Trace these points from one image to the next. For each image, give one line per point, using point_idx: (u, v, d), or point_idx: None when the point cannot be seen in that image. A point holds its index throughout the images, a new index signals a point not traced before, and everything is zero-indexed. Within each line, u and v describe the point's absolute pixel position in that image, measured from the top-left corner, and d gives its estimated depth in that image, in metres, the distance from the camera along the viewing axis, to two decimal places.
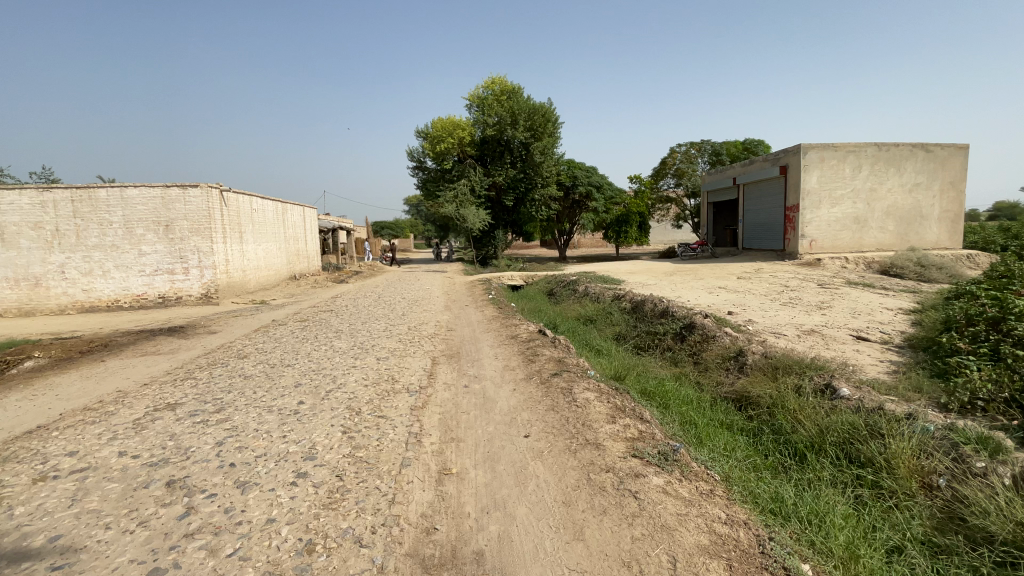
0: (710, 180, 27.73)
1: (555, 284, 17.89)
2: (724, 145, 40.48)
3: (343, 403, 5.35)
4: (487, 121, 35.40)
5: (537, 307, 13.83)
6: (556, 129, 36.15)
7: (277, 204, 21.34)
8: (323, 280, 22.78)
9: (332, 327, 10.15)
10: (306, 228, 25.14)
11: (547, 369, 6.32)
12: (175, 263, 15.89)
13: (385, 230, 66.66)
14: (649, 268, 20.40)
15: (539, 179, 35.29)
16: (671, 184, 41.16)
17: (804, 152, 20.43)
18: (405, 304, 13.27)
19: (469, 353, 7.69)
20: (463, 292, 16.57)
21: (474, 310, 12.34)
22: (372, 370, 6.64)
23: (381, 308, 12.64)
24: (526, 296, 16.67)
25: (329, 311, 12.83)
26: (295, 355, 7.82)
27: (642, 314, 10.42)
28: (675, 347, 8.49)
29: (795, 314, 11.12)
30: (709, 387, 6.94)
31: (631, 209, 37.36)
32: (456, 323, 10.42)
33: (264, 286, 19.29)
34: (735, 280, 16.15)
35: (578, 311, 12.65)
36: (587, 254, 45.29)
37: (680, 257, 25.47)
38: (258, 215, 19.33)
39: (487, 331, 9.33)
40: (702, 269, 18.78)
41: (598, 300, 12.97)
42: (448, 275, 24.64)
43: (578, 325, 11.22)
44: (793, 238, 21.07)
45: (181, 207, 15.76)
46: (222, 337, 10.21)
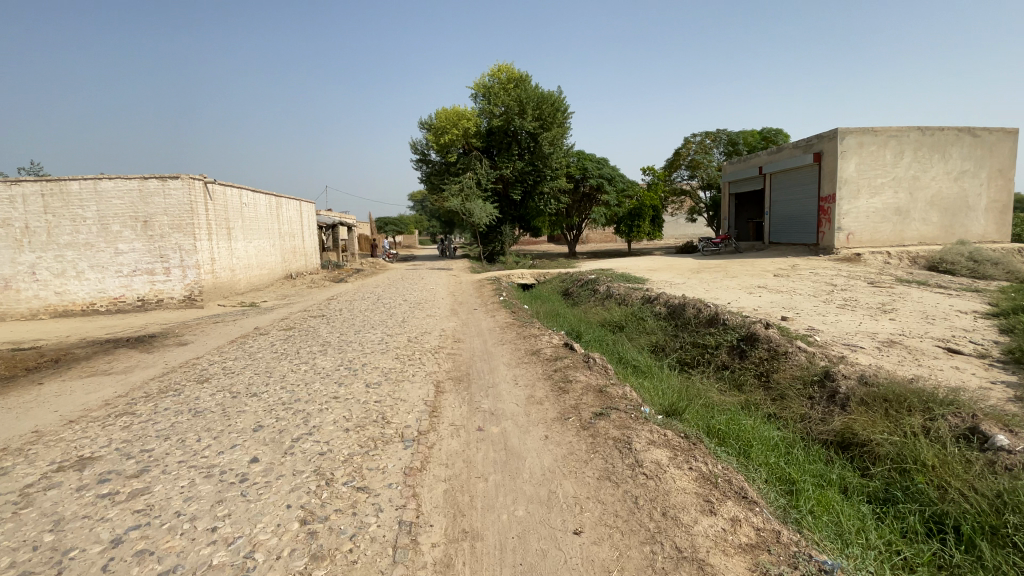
0: (732, 170, 25.95)
1: (571, 283, 16.29)
2: (742, 134, 38.54)
3: (311, 463, 3.82)
4: (494, 111, 33.79)
5: (553, 310, 12.35)
6: (566, 119, 34.50)
7: (270, 198, 19.85)
8: (320, 279, 21.31)
9: (320, 338, 8.63)
10: (304, 224, 23.68)
11: (586, 404, 4.77)
12: (155, 262, 14.41)
13: (388, 226, 64.94)
14: (673, 265, 18.73)
15: (548, 172, 33.91)
16: (686, 175, 39.33)
17: (842, 137, 18.67)
18: (405, 308, 11.71)
19: (482, 376, 6.14)
20: (471, 293, 15.01)
21: (484, 315, 10.79)
22: (357, 404, 5.12)
23: (379, 313, 11.11)
24: (539, 295, 15.24)
25: (320, 316, 11.28)
26: (267, 378, 6.30)
27: (681, 319, 8.89)
28: (731, 364, 6.99)
29: (860, 319, 9.50)
30: (790, 423, 5.46)
31: (645, 202, 35.62)
32: (465, 332, 8.87)
33: (256, 287, 17.83)
34: (773, 278, 14.51)
35: (601, 314, 11.18)
36: (597, 250, 43.58)
37: (702, 252, 23.72)
38: (249, 210, 17.87)
39: (502, 344, 7.79)
40: (732, 266, 17.12)
41: (624, 301, 11.47)
42: (454, 273, 23.11)
43: (605, 333, 9.66)
44: (828, 231, 19.35)
45: (161, 200, 14.27)
46: (191, 351, 8.67)
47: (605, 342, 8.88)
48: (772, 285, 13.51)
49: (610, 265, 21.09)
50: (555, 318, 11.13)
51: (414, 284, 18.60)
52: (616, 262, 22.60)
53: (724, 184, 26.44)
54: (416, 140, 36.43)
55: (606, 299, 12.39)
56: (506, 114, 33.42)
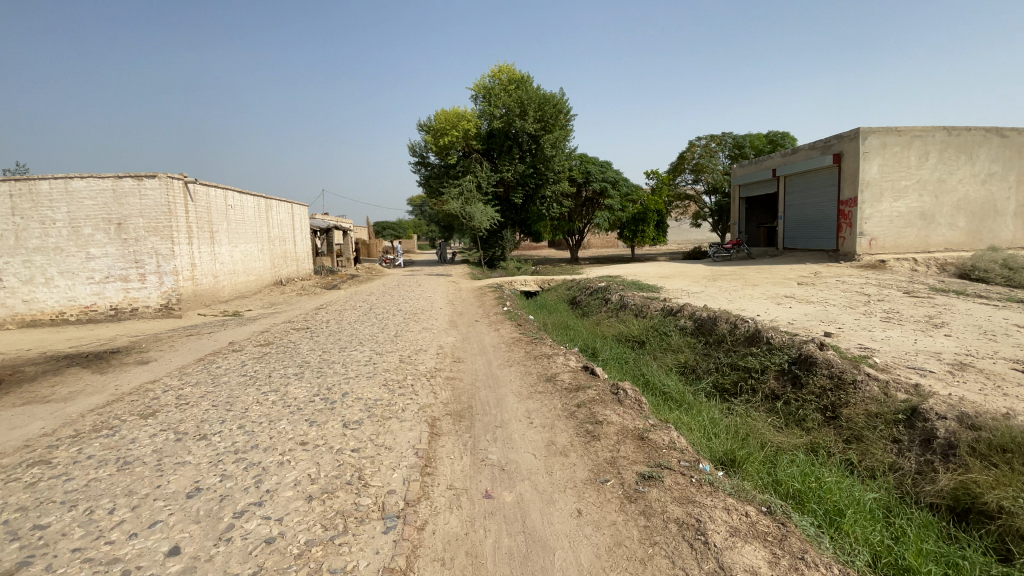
0: (742, 173, 24.93)
1: (578, 292, 15.18)
2: (747, 137, 37.61)
3: (252, 560, 2.70)
4: (494, 113, 32.85)
5: (562, 321, 11.30)
6: (568, 121, 33.57)
7: (259, 200, 18.75)
8: (312, 286, 20.17)
9: (300, 357, 7.48)
10: (296, 228, 22.56)
11: (627, 460, 3.65)
12: (129, 268, 13.24)
13: (387, 230, 63.89)
14: (686, 272, 17.62)
15: (551, 175, 32.92)
16: (690, 179, 38.34)
17: (864, 137, 17.64)
18: (399, 320, 10.56)
19: (487, 410, 5.02)
20: (471, 301, 13.87)
21: (487, 327, 9.66)
22: (329, 454, 3.99)
23: (370, 326, 9.98)
24: (544, 305, 14.24)
25: (306, 328, 10.12)
26: (225, 413, 5.14)
27: (711, 334, 7.83)
28: (784, 392, 5.94)
29: (913, 335, 8.39)
30: (878, 478, 4.45)
31: (650, 206, 34.55)
32: (466, 350, 7.74)
33: (242, 294, 16.69)
34: (798, 286, 13.40)
35: (614, 326, 10.14)
36: (600, 255, 42.50)
37: (713, 258, 22.62)
38: (235, 212, 16.75)
39: (509, 365, 6.66)
40: (750, 273, 16.02)
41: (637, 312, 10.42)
42: (453, 279, 21.97)
43: (625, 350, 8.53)
44: (849, 237, 18.28)
45: (136, 201, 13.13)
46: (151, 372, 7.50)
47: (626, 361, 7.79)
48: (799, 293, 12.39)
49: (618, 271, 19.97)
50: (563, 330, 10.10)
51: (410, 292, 17.50)
52: (623, 269, 21.49)
53: (734, 188, 25.37)
54: (415, 143, 35.49)
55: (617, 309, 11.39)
56: (507, 115, 32.44)
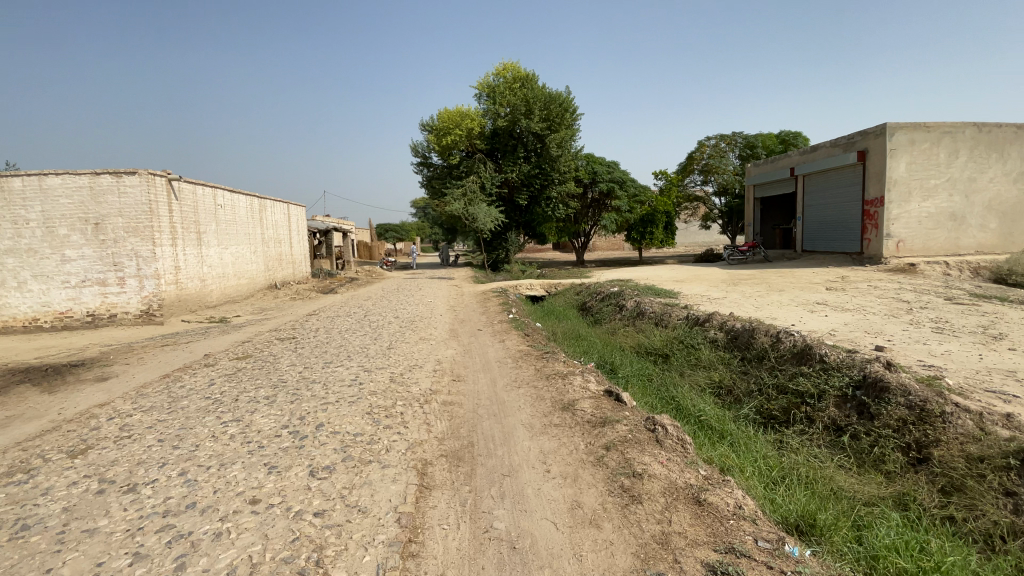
0: (757, 172, 23.90)
1: (588, 297, 14.19)
2: (759, 137, 36.55)
3: None
4: (499, 112, 31.95)
5: (573, 330, 10.34)
6: (575, 121, 32.64)
7: (252, 200, 17.85)
8: (307, 290, 19.24)
9: (276, 375, 6.54)
10: (292, 229, 21.67)
11: (683, 541, 2.68)
12: (107, 271, 12.35)
13: (389, 232, 63.08)
14: (702, 276, 16.59)
15: (556, 175, 31.89)
16: (699, 180, 37.27)
17: (891, 133, 16.60)
18: (394, 328, 9.61)
19: (491, 451, 4.04)
20: (474, 307, 12.92)
21: (491, 337, 8.70)
22: (283, 521, 3.04)
23: (361, 335, 9.02)
24: (553, 311, 13.29)
25: (291, 338, 9.18)
26: (168, 452, 4.20)
27: (748, 348, 6.84)
28: (849, 424, 4.97)
29: (976, 350, 7.35)
30: (997, 546, 3.44)
31: (658, 207, 33.49)
32: (466, 366, 6.77)
33: (231, 299, 15.77)
34: (828, 292, 12.35)
35: (631, 337, 9.18)
36: (606, 258, 41.49)
37: (727, 261, 21.57)
38: (225, 212, 15.85)
39: (517, 387, 5.69)
40: (772, 278, 14.99)
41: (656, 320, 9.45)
42: (455, 283, 20.99)
43: (648, 366, 7.54)
44: (875, 239, 17.22)
45: (114, 200, 12.24)
46: (108, 390, 6.57)
47: (651, 380, 6.82)
48: (832, 300, 11.35)
49: (629, 275, 18.98)
50: (576, 341, 9.14)
51: (409, 297, 16.54)
52: (634, 272, 20.49)
53: (748, 189, 24.35)
54: (416, 143, 34.50)
55: (633, 317, 10.41)
56: (511, 115, 31.51)
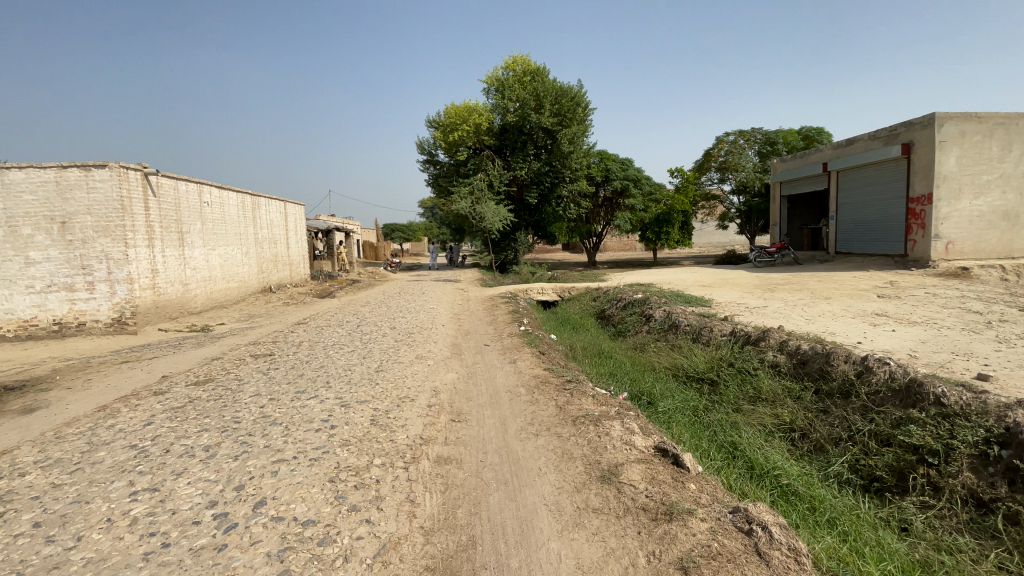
0: (784, 168, 22.36)
1: (608, 304, 12.78)
2: (779, 133, 34.83)
3: None
4: (508, 107, 30.64)
5: (594, 344, 8.96)
6: (587, 116, 31.27)
7: (243, 196, 16.62)
8: (303, 293, 17.97)
9: (233, 411, 5.23)
10: (289, 229, 20.43)
11: None
12: (76, 274, 11.17)
13: (397, 233, 61.91)
14: (731, 281, 15.11)
15: (567, 173, 30.72)
16: (716, 178, 35.64)
17: (940, 123, 15.03)
18: (386, 343, 8.29)
19: (502, 560, 2.68)
20: (481, 315, 11.57)
21: (500, 355, 7.34)
22: None
23: (349, 352, 7.70)
24: (568, 320, 11.93)
25: (267, 355, 7.90)
26: (36, 551, 2.91)
27: (823, 378, 5.47)
28: (996, 498, 3.62)
29: None
30: None
31: (674, 206, 31.92)
32: (469, 399, 5.41)
33: (218, 304, 14.52)
34: (884, 300, 10.85)
35: (664, 354, 7.79)
36: (619, 259, 39.96)
37: (754, 264, 20.03)
38: (212, 210, 14.64)
39: (534, 434, 4.33)
40: (811, 283, 13.51)
41: (692, 334, 8.05)
42: (460, 286, 19.62)
43: (694, 396, 6.16)
44: (922, 240, 15.65)
45: (82, 195, 11.04)
46: (27, 427, 5.29)
47: (703, 420, 5.47)
48: (893, 310, 9.86)
49: (649, 277, 17.54)
50: (600, 360, 7.75)
51: (411, 302, 15.19)
52: (655, 274, 19.02)
53: (774, 186, 22.79)
54: (422, 139, 33.26)
55: (661, 330, 8.98)
56: (521, 110, 30.15)
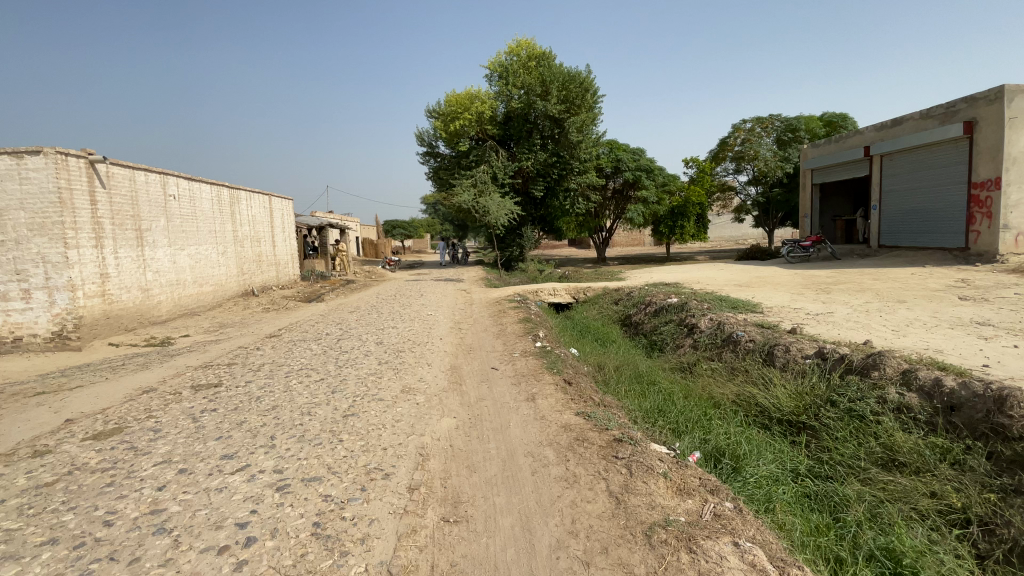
0: (816, 154, 20.44)
1: (634, 308, 10.94)
2: (800, 119, 32.61)
3: None
4: (512, 94, 28.76)
5: (630, 364, 7.19)
6: (596, 102, 29.38)
7: (219, 189, 14.85)
8: (288, 296, 16.18)
9: (114, 499, 3.46)
10: (275, 225, 18.65)
11: None
12: (7, 281, 9.42)
13: (398, 230, 59.01)
14: (771, 281, 13.26)
15: (575, 164, 29.00)
16: (732, 168, 33.58)
17: (1010, 97, 13.12)
18: (367, 368, 6.51)
19: None
20: (487, 323, 9.77)
21: (513, 386, 5.56)
22: None
23: (315, 383, 5.91)
24: (588, 329, 10.16)
25: (212, 386, 6.12)
26: None
27: (998, 438, 3.78)
28: None
29: None
30: None
31: (690, 198, 29.96)
32: (471, 473, 3.63)
33: (188, 311, 12.78)
34: (973, 303, 8.98)
35: (727, 383, 6.06)
36: (629, 255, 38.00)
37: (787, 259, 18.10)
38: (180, 205, 12.88)
39: (582, 562, 2.56)
40: (868, 283, 11.66)
41: (757, 352, 6.33)
42: (463, 286, 17.78)
43: (794, 456, 4.46)
44: (986, 231, 13.74)
45: (12, 186, 9.27)
46: None
47: (828, 508, 3.80)
48: (993, 316, 7.99)
49: (673, 275, 15.68)
50: (644, 390, 6.01)
51: (406, 306, 13.37)
52: (678, 271, 17.17)
53: (805, 174, 20.86)
54: (421, 130, 31.42)
55: (710, 342, 7.26)
56: (526, 97, 28.25)
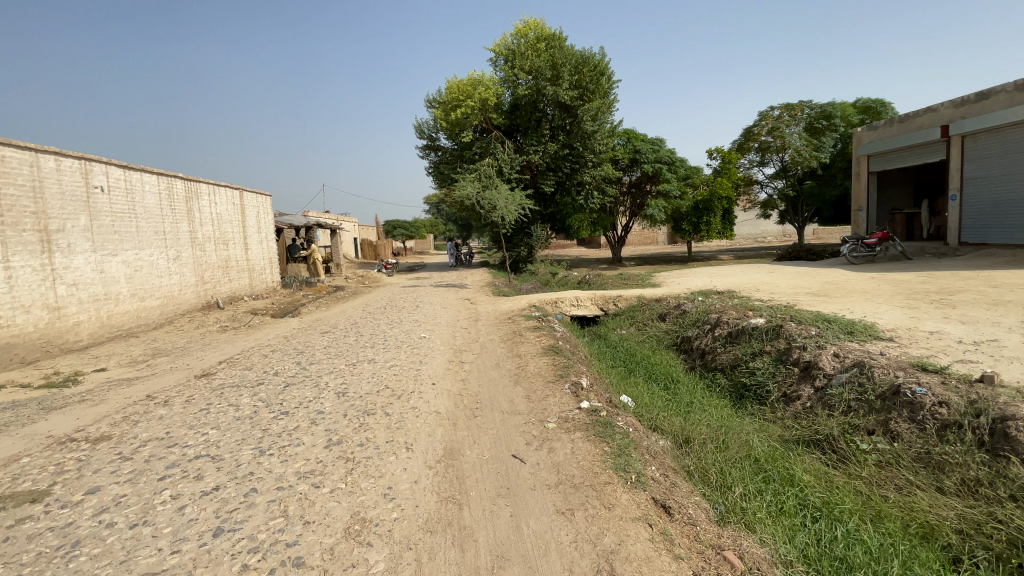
0: (873, 137, 17.72)
1: (692, 327, 8.26)
2: (834, 105, 29.34)
3: None
4: (519, 79, 26.14)
5: (733, 434, 4.63)
6: (611, 88, 26.75)
7: (172, 181, 12.20)
8: (259, 309, 13.57)
9: None
10: (249, 225, 16.06)
11: None
12: None
13: (399, 229, 55.59)
14: (853, 289, 10.53)
15: (589, 156, 26.40)
16: (756, 159, 30.66)
17: None
18: (302, 459, 3.83)
19: None
20: (500, 352, 7.06)
21: (561, 520, 2.89)
22: None
23: (197, 503, 3.26)
24: (634, 357, 7.57)
25: (26, 503, 3.46)
26: None
27: None
28: None
29: None
30: None
31: (716, 191, 27.18)
32: None
33: (122, 332, 10.20)
34: None
35: (933, 493, 3.54)
36: (645, 254, 35.19)
37: (848, 259, 15.36)
38: (113, 199, 10.26)
39: None
40: (995, 291, 8.93)
41: (966, 425, 3.77)
42: (466, 294, 15.12)
43: None
44: None
45: None
46: None
47: None
48: None
49: (720, 281, 12.96)
50: (789, 506, 3.50)
51: (395, 321, 10.70)
52: (723, 275, 14.48)
53: (861, 160, 18.10)
54: (421, 121, 28.85)
55: (848, 393, 4.72)
56: (534, 82, 25.59)
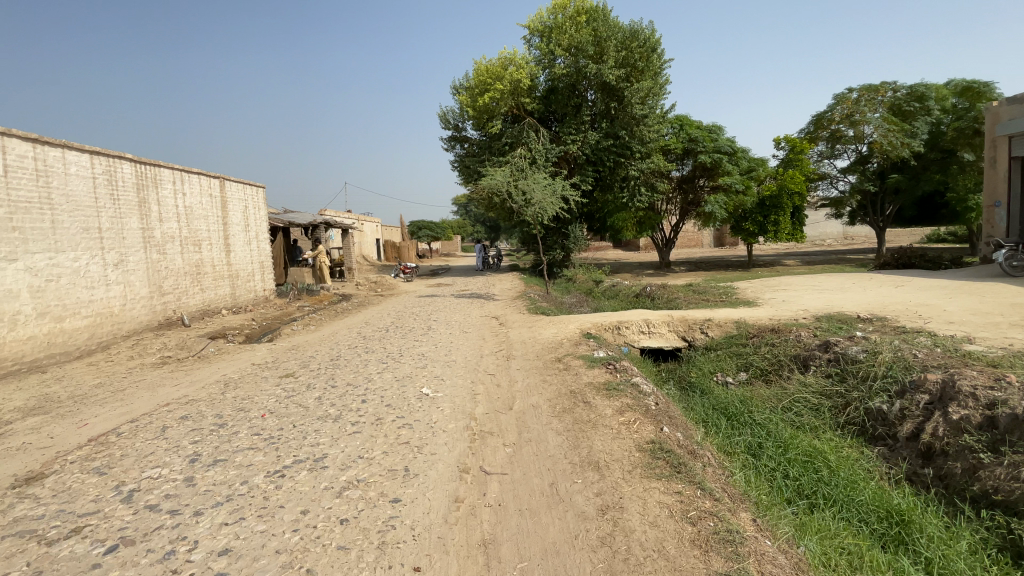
0: (1017, 112, 13.57)
1: (880, 391, 4.80)
2: (925, 85, 25.01)
3: None
4: (556, 59, 22.73)
5: None
6: (662, 67, 22.98)
7: (114, 161, 9.38)
8: (231, 327, 10.69)
9: None
10: (233, 220, 13.24)
11: None
12: None
13: (424, 230, 52.83)
14: None
15: (635, 146, 22.89)
16: (828, 149, 26.51)
17: None
18: None
19: None
20: (553, 448, 3.80)
21: None
22: None
23: None
24: (800, 455, 4.20)
25: None
26: None
27: None
28: None
29: None
30: None
31: (786, 185, 23.27)
32: None
33: (18, 365, 7.34)
34: None
35: None
36: (694, 258, 31.34)
37: (1002, 270, 11.45)
38: (13, 181, 7.44)
39: None
40: None
41: None
42: (493, 311, 11.89)
43: None
44: None
45: None
46: None
47: None
48: None
49: (843, 300, 9.37)
50: None
51: (392, 354, 7.53)
52: (836, 289, 10.84)
53: (999, 142, 14.04)
54: (446, 110, 25.86)
55: None
56: (573, 61, 22.16)
